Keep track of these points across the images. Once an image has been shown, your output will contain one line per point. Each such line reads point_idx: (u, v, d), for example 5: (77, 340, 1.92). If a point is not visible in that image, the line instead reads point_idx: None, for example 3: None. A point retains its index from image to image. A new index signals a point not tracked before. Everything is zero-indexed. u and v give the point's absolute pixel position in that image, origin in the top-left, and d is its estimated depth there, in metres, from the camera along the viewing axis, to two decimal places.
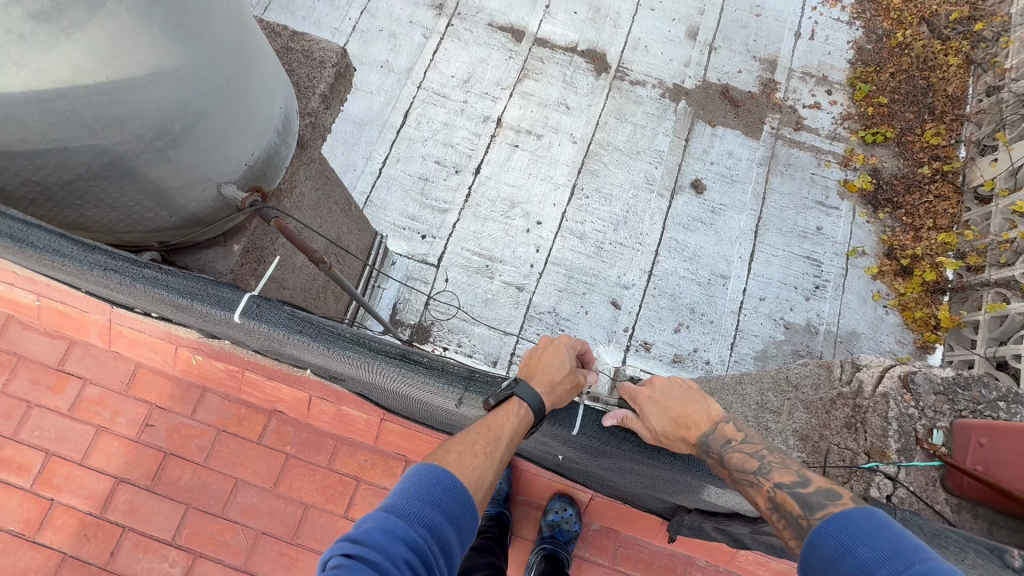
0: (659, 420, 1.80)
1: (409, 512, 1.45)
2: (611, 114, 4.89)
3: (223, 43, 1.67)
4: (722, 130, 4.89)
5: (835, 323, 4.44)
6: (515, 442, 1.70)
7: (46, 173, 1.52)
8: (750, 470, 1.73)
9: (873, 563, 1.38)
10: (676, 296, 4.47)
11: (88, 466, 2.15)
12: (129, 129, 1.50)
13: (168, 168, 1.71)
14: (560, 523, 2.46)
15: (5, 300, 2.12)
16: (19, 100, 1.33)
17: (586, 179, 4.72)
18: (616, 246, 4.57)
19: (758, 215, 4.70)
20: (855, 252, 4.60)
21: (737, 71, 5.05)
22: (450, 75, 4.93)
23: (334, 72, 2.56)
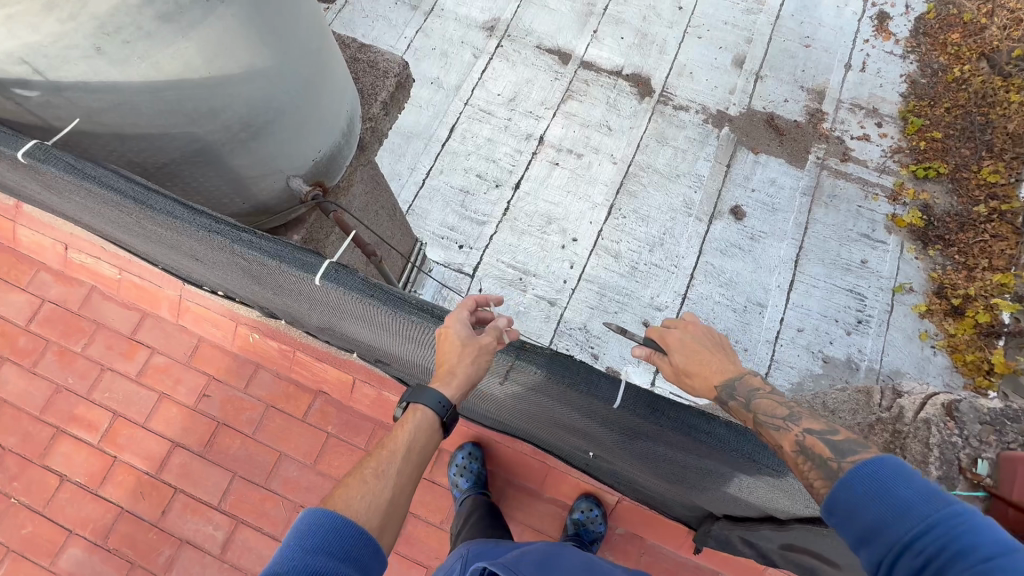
0: (683, 358, 1.78)
1: (290, 564, 1.31)
2: (652, 137, 4.95)
3: (306, 48, 1.85)
4: (766, 157, 4.89)
5: (877, 361, 4.31)
6: (418, 451, 1.65)
7: (147, 155, 1.68)
8: (779, 416, 1.68)
9: (910, 501, 1.34)
10: (711, 320, 4.39)
11: (150, 429, 2.14)
12: (221, 120, 1.68)
13: (246, 159, 1.90)
14: (584, 522, 2.39)
15: (91, 270, 2.27)
16: (137, 89, 1.45)
17: (625, 200, 4.74)
18: (651, 267, 4.54)
19: (798, 245, 4.64)
20: (901, 288, 4.49)
21: (784, 100, 5.05)
22: (496, 93, 5.13)
23: (395, 82, 2.73)
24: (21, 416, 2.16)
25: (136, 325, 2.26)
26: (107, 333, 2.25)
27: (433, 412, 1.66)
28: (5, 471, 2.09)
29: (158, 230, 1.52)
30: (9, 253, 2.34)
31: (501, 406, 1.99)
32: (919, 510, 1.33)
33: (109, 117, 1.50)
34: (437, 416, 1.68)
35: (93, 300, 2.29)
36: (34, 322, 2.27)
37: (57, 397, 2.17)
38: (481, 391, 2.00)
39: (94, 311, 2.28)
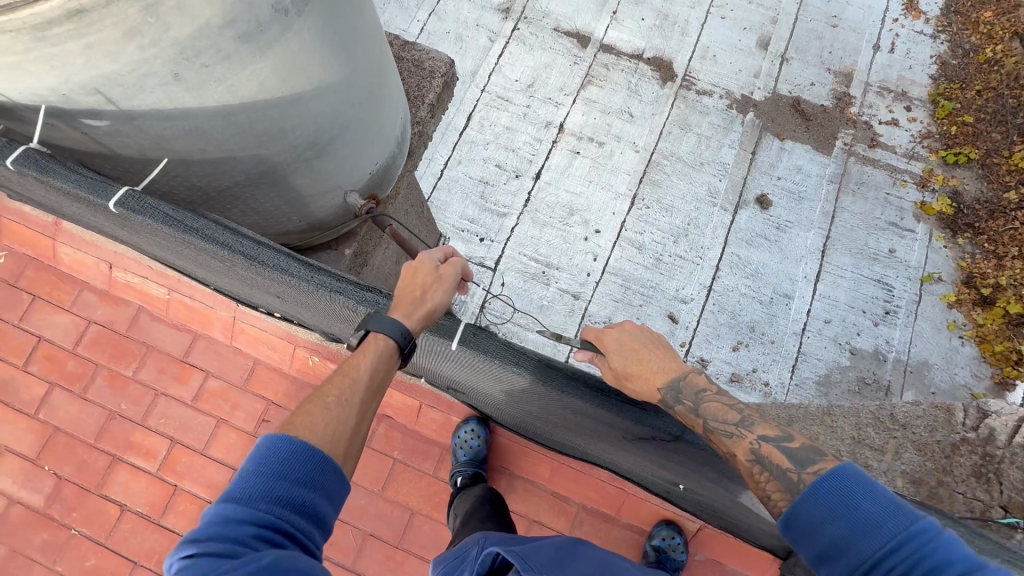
0: (621, 360, 1.78)
1: (251, 491, 1.22)
2: (675, 124, 4.42)
3: (370, 58, 1.71)
4: (791, 144, 4.36)
5: (904, 352, 3.91)
6: (379, 381, 1.49)
7: (211, 180, 1.56)
8: (730, 422, 1.69)
9: (878, 517, 1.36)
10: (735, 312, 4.00)
11: (209, 456, 2.08)
12: (288, 140, 1.55)
13: (308, 177, 1.78)
14: (666, 549, 2.00)
15: (137, 289, 2.17)
16: (210, 114, 1.32)
17: (647, 189, 4.27)
18: (676, 258, 4.11)
19: (825, 235, 4.17)
20: (929, 277, 4.06)
21: (810, 84, 4.49)
22: (514, 79, 4.53)
23: (442, 82, 2.58)
24: (76, 445, 2.09)
25: (188, 347, 2.18)
26: (158, 355, 2.17)
27: (388, 338, 1.46)
28: (64, 502, 2.04)
29: (250, 278, 1.50)
30: (50, 272, 2.24)
31: (583, 440, 1.86)
32: (887, 526, 1.35)
33: (178, 145, 1.37)
34: (396, 347, 1.47)
35: (140, 321, 2.20)
36: (81, 345, 2.18)
37: (111, 423, 2.11)
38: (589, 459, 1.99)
39: (143, 333, 2.19)
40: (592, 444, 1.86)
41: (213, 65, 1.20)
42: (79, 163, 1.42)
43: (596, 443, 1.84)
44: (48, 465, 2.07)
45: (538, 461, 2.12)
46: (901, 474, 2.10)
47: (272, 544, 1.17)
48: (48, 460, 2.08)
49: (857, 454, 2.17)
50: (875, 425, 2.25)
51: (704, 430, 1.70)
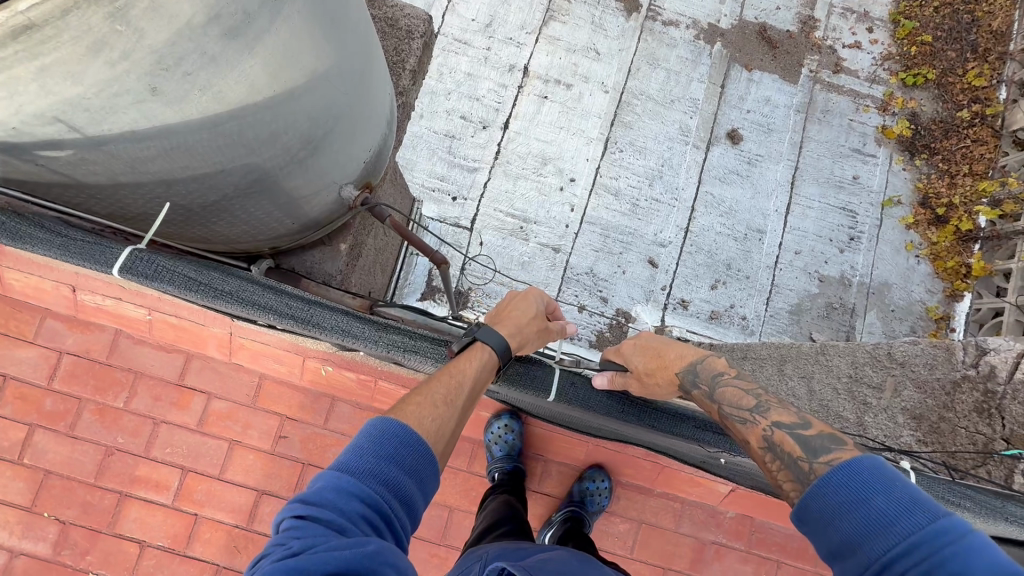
0: (642, 360, 1.79)
1: (363, 467, 1.23)
2: (643, 60, 4.11)
3: (359, 35, 1.45)
4: (759, 74, 4.15)
5: (868, 275, 3.96)
6: (478, 391, 1.51)
7: (194, 197, 1.32)
8: (746, 407, 1.65)
9: (892, 515, 1.24)
10: (711, 252, 3.91)
11: (228, 481, 1.97)
12: (281, 143, 1.30)
13: (302, 180, 1.55)
14: (593, 492, 2.32)
15: (110, 313, 1.92)
16: (193, 127, 1.07)
17: (618, 131, 4.02)
18: (652, 202, 3.95)
19: (795, 166, 4.07)
20: (889, 202, 4.05)
21: (775, 8, 4.24)
22: (470, 19, 4.08)
23: (422, 43, 2.30)
24: (75, 487, 1.92)
25: (181, 369, 2.01)
26: (149, 381, 2.00)
27: (494, 353, 1.55)
28: (74, 547, 1.90)
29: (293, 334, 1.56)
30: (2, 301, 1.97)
31: (622, 429, 1.84)
32: (900, 525, 1.23)
33: (154, 159, 1.11)
34: (496, 363, 1.57)
35: (122, 346, 2.00)
36: (56, 380, 1.97)
37: (110, 460, 1.94)
38: (637, 463, 2.24)
39: (126, 358, 2.00)
40: (633, 431, 1.82)
41: (197, 69, 0.99)
42: (58, 222, 1.32)
43: (644, 434, 1.81)
44: (47, 512, 1.91)
45: (576, 446, 2.27)
46: (902, 411, 2.22)
47: (375, 528, 1.18)
48: (46, 506, 1.91)
49: (856, 393, 2.30)
50: (873, 364, 2.37)
51: (718, 416, 1.68)
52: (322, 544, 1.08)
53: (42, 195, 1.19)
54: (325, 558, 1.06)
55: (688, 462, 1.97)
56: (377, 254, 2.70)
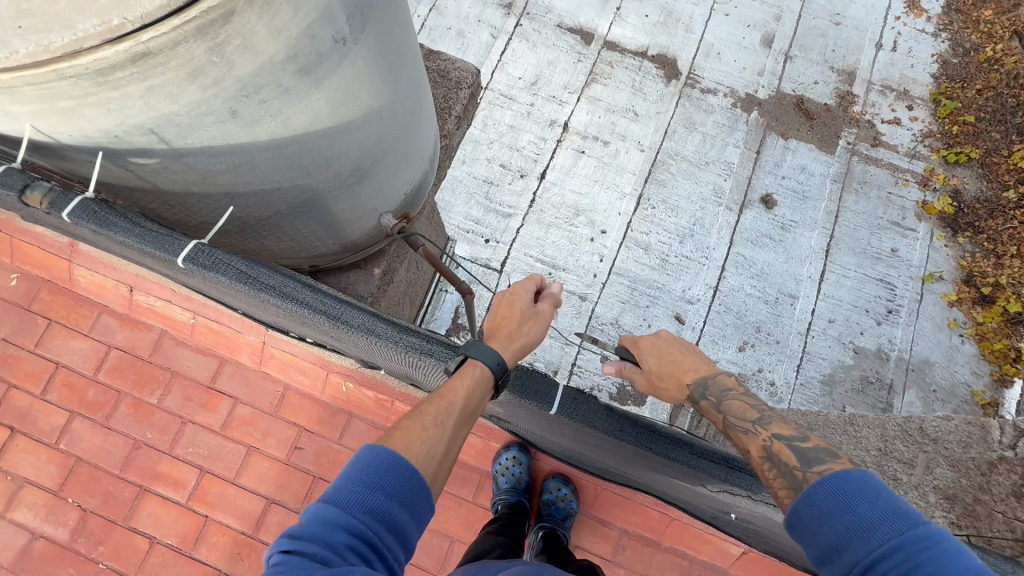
0: (656, 362, 1.94)
1: (349, 498, 1.28)
2: (680, 123, 4.29)
3: (413, 82, 1.63)
4: (796, 143, 4.25)
5: (907, 351, 3.83)
6: (469, 410, 1.51)
7: (251, 211, 1.48)
8: (749, 419, 1.78)
9: (875, 521, 1.32)
10: (740, 312, 3.88)
11: (241, 486, 2.03)
12: (333, 168, 1.47)
13: (346, 205, 1.70)
14: (556, 501, 2.36)
15: (159, 313, 2.10)
16: (260, 147, 1.24)
17: (651, 188, 4.15)
18: (682, 258, 4.00)
19: (831, 234, 4.07)
20: (931, 277, 3.97)
21: (813, 82, 4.38)
22: (517, 77, 4.37)
23: (469, 93, 2.52)
24: (100, 476, 2.02)
25: (214, 372, 2.12)
26: (183, 381, 2.11)
27: (487, 371, 1.53)
28: (89, 536, 1.97)
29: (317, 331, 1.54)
30: (67, 295, 2.16)
31: (629, 471, 1.81)
32: (882, 531, 1.30)
33: (223, 172, 1.28)
34: (491, 377, 1.55)
35: (164, 346, 2.14)
36: (102, 371, 2.10)
37: (136, 453, 2.04)
38: (644, 516, 2.24)
39: (166, 358, 2.13)
40: (642, 471, 1.75)
41: (271, 96, 1.13)
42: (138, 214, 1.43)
43: (650, 477, 1.79)
44: (71, 498, 2.00)
45: None
46: (934, 490, 2.10)
47: (364, 558, 1.23)
48: (71, 492, 2.00)
49: (886, 467, 2.16)
50: (904, 438, 2.24)
51: (724, 425, 1.82)
52: None
53: (126, 197, 1.36)
54: None
55: (698, 514, 1.90)
56: (407, 286, 2.81)
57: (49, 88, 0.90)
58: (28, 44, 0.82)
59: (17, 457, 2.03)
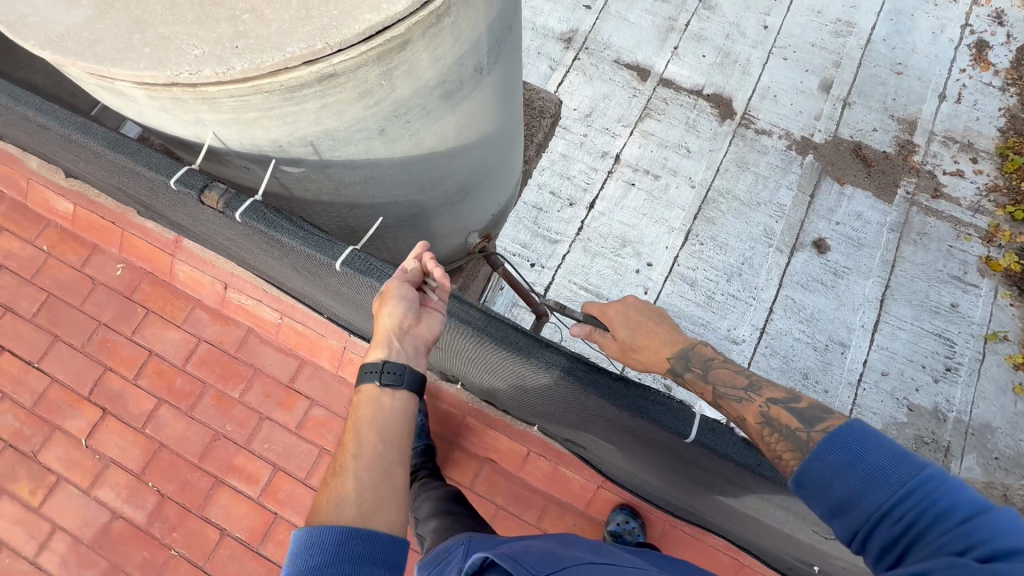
0: (628, 331, 1.65)
1: None
2: (732, 162, 4.29)
3: (518, 109, 1.72)
4: (851, 189, 4.19)
5: (966, 413, 3.67)
6: (370, 429, 1.33)
7: (365, 221, 1.57)
8: (740, 386, 1.50)
9: (889, 468, 1.14)
10: (787, 355, 3.80)
11: (311, 486, 2.07)
12: (443, 186, 1.56)
13: (443, 221, 1.78)
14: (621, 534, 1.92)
15: (248, 311, 2.21)
16: (393, 164, 1.33)
17: (700, 224, 4.14)
18: (729, 297, 3.95)
19: (886, 284, 3.96)
20: (993, 336, 3.83)
21: (871, 129, 4.33)
22: (572, 108, 4.45)
23: (551, 122, 2.62)
24: (181, 463, 2.10)
25: (293, 372, 2.19)
26: (264, 379, 2.18)
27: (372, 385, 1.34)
28: (165, 521, 2.04)
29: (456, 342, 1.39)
30: (166, 288, 2.29)
31: (680, 493, 1.71)
32: (897, 475, 1.13)
33: (353, 183, 1.36)
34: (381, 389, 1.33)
35: (249, 343, 2.22)
36: (190, 362, 2.21)
37: (216, 444, 2.11)
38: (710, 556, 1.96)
39: (250, 355, 2.21)
40: (722, 511, 1.66)
41: (416, 115, 1.21)
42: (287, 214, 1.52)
43: (726, 519, 1.74)
44: (152, 482, 2.08)
45: (650, 525, 1.98)
46: None
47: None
48: (152, 476, 2.09)
49: None
50: None
51: (714, 397, 1.53)
52: None
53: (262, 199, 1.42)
54: None
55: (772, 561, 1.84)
56: None
57: (244, 100, 0.98)
58: (244, 62, 0.90)
59: (106, 438, 2.13)
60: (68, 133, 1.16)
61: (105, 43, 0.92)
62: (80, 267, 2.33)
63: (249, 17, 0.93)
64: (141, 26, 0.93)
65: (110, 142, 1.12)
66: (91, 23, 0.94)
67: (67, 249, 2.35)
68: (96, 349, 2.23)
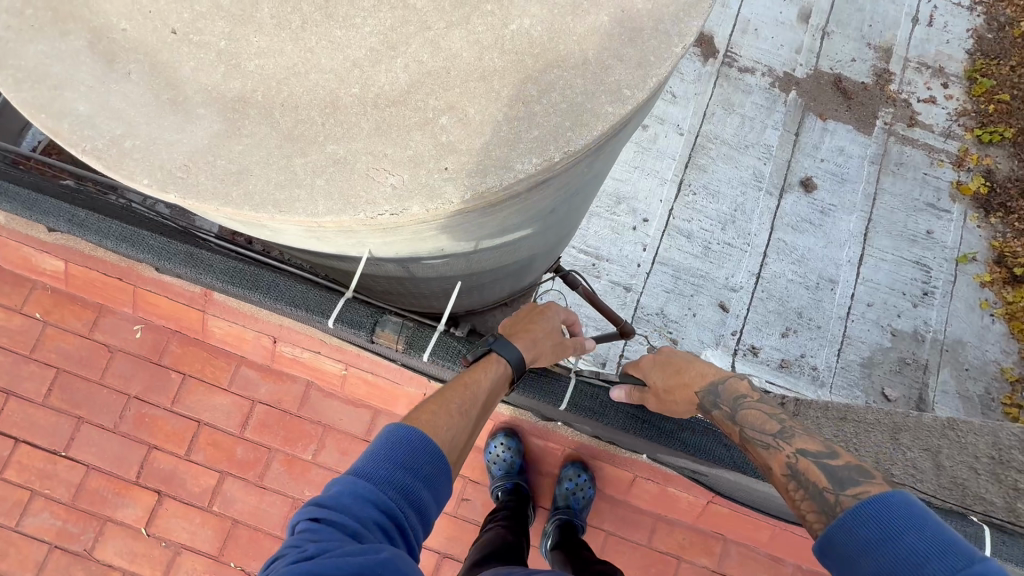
0: (662, 375, 1.40)
1: (382, 474, 1.01)
2: (717, 105, 3.02)
3: None
4: (835, 125, 3.04)
5: (942, 330, 2.88)
6: (490, 407, 1.22)
7: (476, 286, 1.36)
8: (769, 432, 1.32)
9: (923, 555, 0.97)
10: (782, 298, 2.85)
11: None
12: (562, 235, 1.36)
13: (543, 261, 1.59)
14: (572, 492, 1.95)
15: (307, 364, 1.91)
16: (536, 235, 1.12)
17: (692, 173, 2.96)
18: (724, 246, 2.89)
19: (871, 217, 2.97)
20: (963, 257, 2.95)
21: (850, 60, 3.09)
22: None
23: None
24: (261, 538, 1.94)
25: (369, 424, 2.00)
26: (336, 435, 2.00)
27: (505, 375, 1.23)
28: None
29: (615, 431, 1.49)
30: (198, 347, 1.99)
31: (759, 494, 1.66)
32: (932, 565, 0.96)
33: (486, 260, 1.14)
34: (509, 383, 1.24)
35: (312, 398, 2.01)
36: (248, 428, 1.98)
37: None
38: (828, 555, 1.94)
39: (316, 412, 2.01)
40: None
41: (584, 186, 0.97)
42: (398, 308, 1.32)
43: None
44: (233, 562, 1.93)
45: (758, 530, 1.94)
46: None
47: (393, 538, 0.96)
48: (232, 556, 1.93)
49: None
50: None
51: (739, 439, 1.35)
52: (337, 549, 0.88)
53: (376, 294, 1.20)
54: (339, 564, 0.85)
55: None
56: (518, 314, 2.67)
57: (430, 224, 0.75)
58: (460, 191, 0.68)
59: (169, 523, 1.93)
60: (204, 277, 1.20)
61: (254, 175, 0.67)
62: (88, 333, 1.99)
63: (449, 120, 0.68)
64: (299, 146, 0.67)
65: (230, 276, 1.19)
66: (223, 143, 0.67)
67: (66, 313, 1.99)
68: (134, 427, 1.97)
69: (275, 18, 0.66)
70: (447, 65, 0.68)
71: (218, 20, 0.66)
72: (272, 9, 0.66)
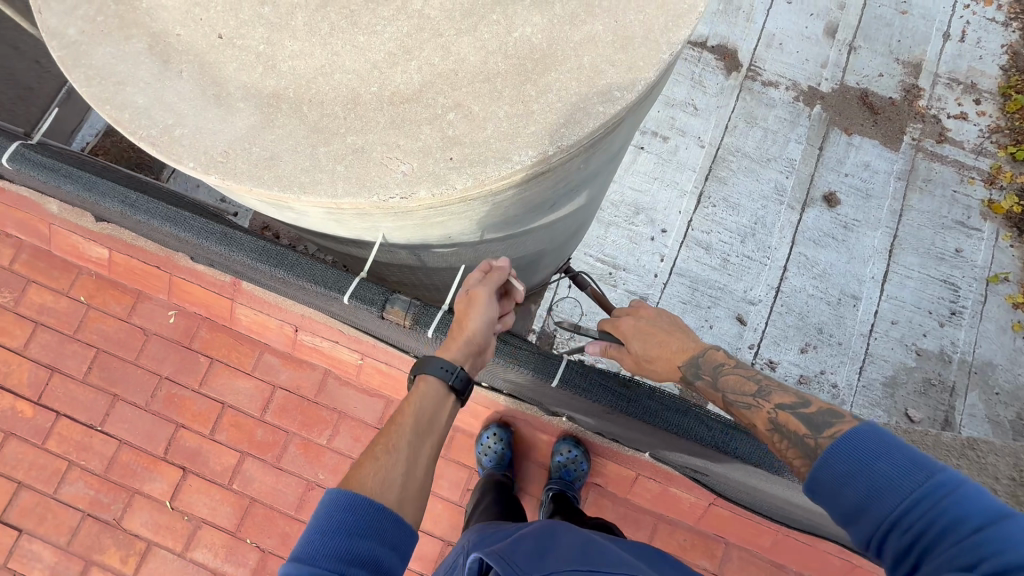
0: (643, 346, 1.42)
1: (312, 551, 1.01)
2: (739, 118, 3.06)
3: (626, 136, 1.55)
4: (861, 141, 3.04)
5: (972, 352, 2.82)
6: (426, 431, 1.21)
7: None
8: (749, 392, 1.34)
9: (895, 477, 0.99)
10: (802, 313, 2.85)
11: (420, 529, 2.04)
12: (567, 232, 1.43)
13: (551, 259, 1.66)
14: (565, 464, 2.00)
15: (325, 353, 2.02)
16: (541, 228, 1.19)
17: (711, 184, 3.00)
18: (744, 259, 2.91)
19: (895, 234, 2.95)
20: (994, 277, 2.90)
21: (877, 75, 3.09)
22: None
23: None
24: (274, 517, 2.04)
25: (380, 413, 2.09)
26: (351, 422, 2.09)
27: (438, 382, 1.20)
28: None
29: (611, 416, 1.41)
30: (225, 333, 2.12)
31: (756, 494, 1.69)
32: (904, 484, 0.98)
33: (492, 250, 1.22)
34: (444, 388, 1.20)
35: (329, 386, 2.11)
36: (268, 413, 2.09)
37: (310, 494, 2.05)
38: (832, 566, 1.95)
39: (332, 399, 2.10)
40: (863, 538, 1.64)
41: (583, 182, 1.04)
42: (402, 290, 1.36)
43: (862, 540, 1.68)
44: (249, 538, 2.03)
45: (758, 534, 1.96)
46: None
47: None
48: (249, 533, 2.03)
49: None
50: None
51: (724, 404, 1.38)
52: None
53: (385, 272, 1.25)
54: None
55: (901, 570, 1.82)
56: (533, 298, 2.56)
57: (438, 210, 0.83)
58: (463, 178, 0.76)
59: (191, 499, 2.05)
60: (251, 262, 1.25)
61: (284, 161, 0.77)
62: (127, 317, 2.14)
63: (456, 116, 0.76)
64: (322, 136, 0.77)
65: (259, 254, 1.25)
66: (258, 133, 0.77)
67: (108, 298, 2.14)
68: (163, 406, 2.10)
69: (307, 25, 0.76)
70: (455, 68, 0.77)
71: (258, 27, 0.77)
72: (305, 17, 0.77)
